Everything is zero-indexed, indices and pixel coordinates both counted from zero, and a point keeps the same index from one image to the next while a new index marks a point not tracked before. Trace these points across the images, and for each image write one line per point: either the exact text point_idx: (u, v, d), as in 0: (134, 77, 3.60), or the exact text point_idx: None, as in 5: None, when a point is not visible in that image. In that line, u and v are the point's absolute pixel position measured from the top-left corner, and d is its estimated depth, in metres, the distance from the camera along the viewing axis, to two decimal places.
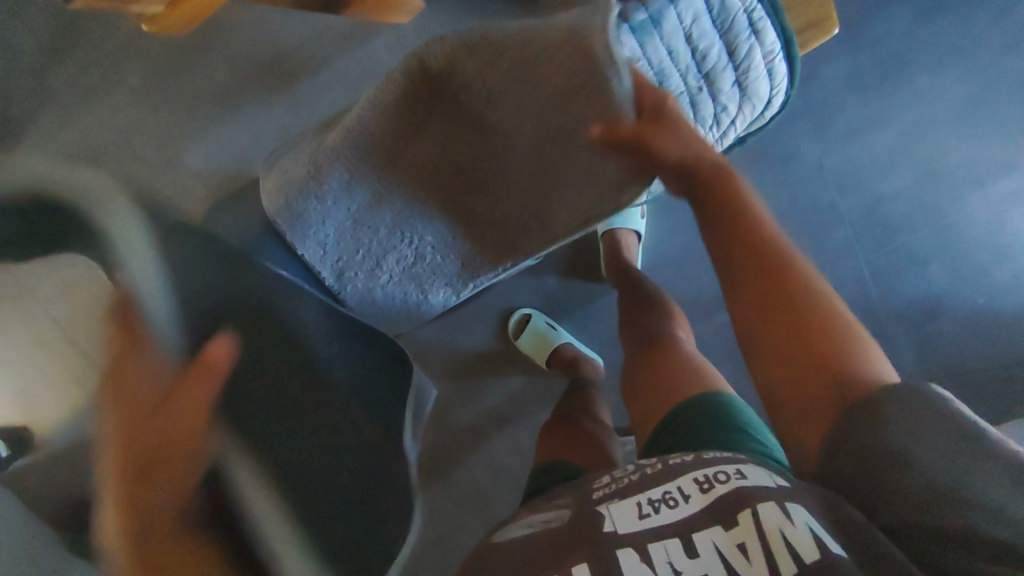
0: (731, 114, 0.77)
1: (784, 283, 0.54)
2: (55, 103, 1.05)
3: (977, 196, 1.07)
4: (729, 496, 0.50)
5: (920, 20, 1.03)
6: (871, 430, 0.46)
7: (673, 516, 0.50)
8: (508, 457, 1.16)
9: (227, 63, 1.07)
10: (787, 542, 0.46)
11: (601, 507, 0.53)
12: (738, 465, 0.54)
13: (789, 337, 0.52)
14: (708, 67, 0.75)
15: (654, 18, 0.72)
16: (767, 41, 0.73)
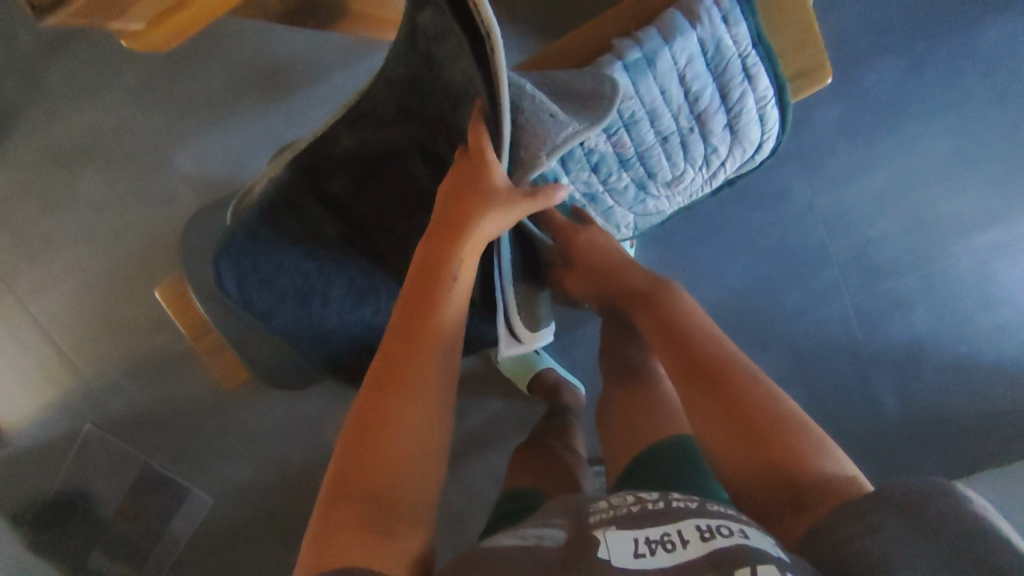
0: (720, 156, 0.72)
1: (729, 390, 0.57)
2: (51, 97, 1.07)
3: (963, 245, 1.08)
4: (728, 551, 0.49)
5: (915, 69, 1.04)
6: (851, 526, 0.46)
7: (669, 557, 0.49)
8: (483, 480, 1.15)
9: (223, 68, 1.06)
10: None
11: (598, 532, 0.53)
12: (743, 526, 0.53)
13: (739, 443, 0.55)
14: (700, 109, 0.68)
15: (648, 58, 0.64)
16: (760, 87, 0.67)
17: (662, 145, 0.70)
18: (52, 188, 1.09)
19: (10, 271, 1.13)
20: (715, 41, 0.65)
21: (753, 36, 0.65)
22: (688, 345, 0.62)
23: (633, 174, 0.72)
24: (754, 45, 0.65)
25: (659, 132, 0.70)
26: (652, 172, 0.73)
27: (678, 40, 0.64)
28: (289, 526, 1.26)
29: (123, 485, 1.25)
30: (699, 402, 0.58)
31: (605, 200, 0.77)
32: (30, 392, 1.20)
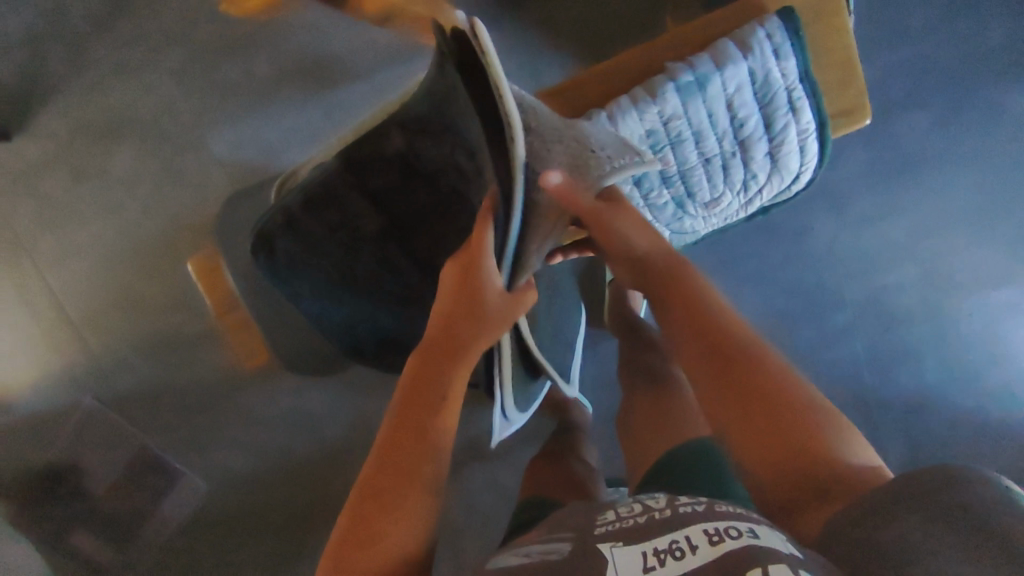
0: (759, 181, 0.75)
1: (756, 385, 0.59)
2: (96, 71, 1.09)
3: (974, 300, 1.10)
4: (739, 552, 0.52)
5: (942, 125, 1.08)
6: (879, 530, 0.49)
7: (680, 565, 0.53)
8: (483, 491, 1.15)
9: (271, 57, 1.09)
10: None
11: (605, 549, 0.57)
12: (752, 523, 0.56)
13: (764, 436, 0.57)
14: (744, 135, 0.71)
15: (699, 82, 0.67)
16: (803, 120, 0.69)
17: (704, 166, 0.73)
18: (86, 160, 1.10)
19: (31, 238, 1.14)
20: (765, 74, 0.66)
21: (801, 71, 0.66)
22: (710, 334, 0.63)
23: (674, 192, 0.75)
24: (801, 80, 0.67)
25: (703, 153, 0.72)
26: (691, 192, 0.76)
27: (728, 68, 0.66)
28: (280, 522, 1.25)
29: (119, 464, 1.25)
30: (723, 395, 0.60)
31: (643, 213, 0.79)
32: (35, 362, 1.20)
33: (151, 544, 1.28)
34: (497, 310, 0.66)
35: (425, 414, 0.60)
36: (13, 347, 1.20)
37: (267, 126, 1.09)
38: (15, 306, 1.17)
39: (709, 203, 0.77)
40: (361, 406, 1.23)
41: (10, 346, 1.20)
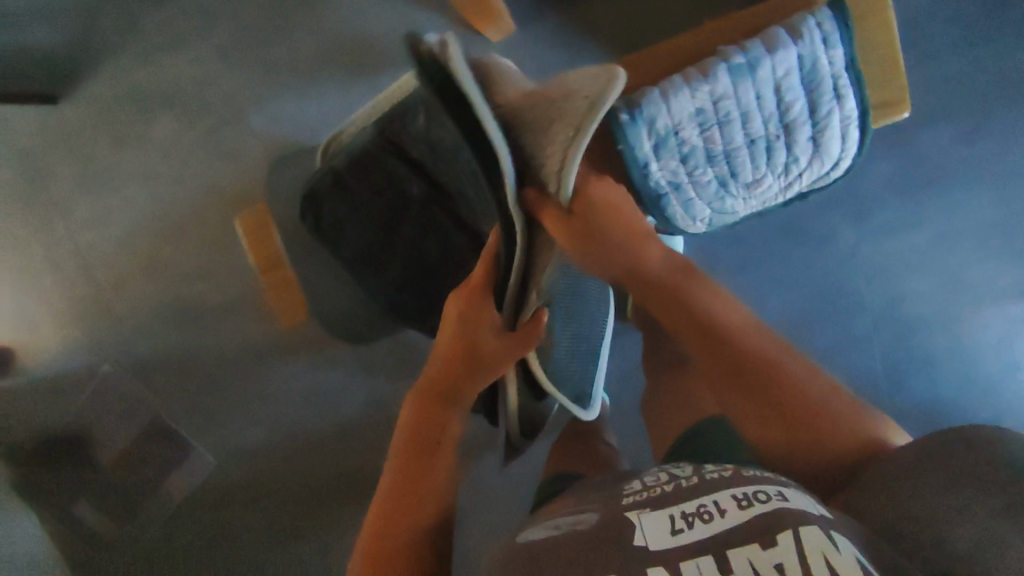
0: (798, 168, 0.69)
1: (784, 395, 0.64)
2: (144, 42, 1.11)
3: (992, 312, 1.13)
4: (765, 516, 0.56)
5: (965, 140, 1.12)
6: (904, 499, 0.57)
7: (709, 528, 0.57)
8: (494, 483, 1.14)
9: (319, 39, 1.12)
10: (823, 562, 0.52)
11: (634, 515, 0.62)
12: (778, 487, 0.60)
13: (797, 435, 0.64)
14: (789, 121, 0.66)
15: (749, 63, 0.63)
16: (845, 108, 0.65)
17: (749, 148, 0.68)
18: (125, 128, 1.12)
19: (65, 200, 1.15)
20: (813, 59, 0.63)
21: (848, 58, 0.63)
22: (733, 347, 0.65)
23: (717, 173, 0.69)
24: (846, 67, 0.64)
25: (748, 134, 0.67)
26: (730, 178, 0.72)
27: (780, 51, 0.63)
28: (288, 499, 1.26)
29: (132, 432, 1.26)
30: (754, 412, 0.64)
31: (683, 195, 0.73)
32: (55, 325, 1.20)
33: (156, 519, 1.27)
34: (493, 351, 0.70)
35: (423, 455, 0.71)
36: (34, 311, 1.20)
37: (310, 104, 1.12)
38: (40, 267, 1.18)
39: (751, 185, 0.70)
40: (377, 392, 1.24)
41: (30, 308, 1.20)
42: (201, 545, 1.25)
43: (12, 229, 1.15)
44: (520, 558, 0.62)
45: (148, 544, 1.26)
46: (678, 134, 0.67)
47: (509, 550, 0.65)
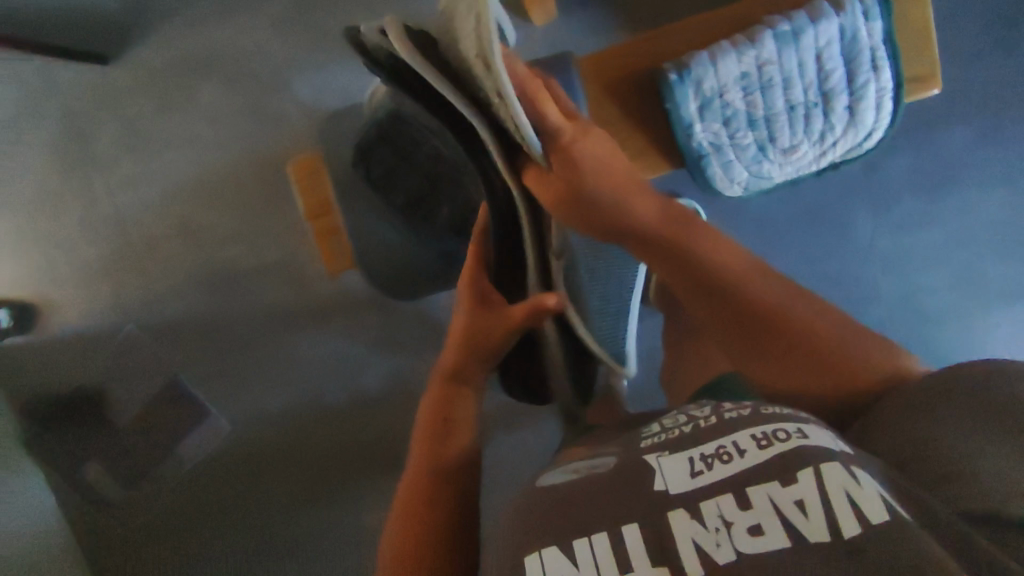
0: (835, 133, 0.82)
1: (795, 332, 0.65)
2: (191, 8, 1.13)
3: (1007, 312, 1.14)
4: (787, 454, 0.49)
5: (992, 138, 1.12)
6: (929, 441, 0.53)
7: (725, 470, 0.51)
8: (513, 452, 1.18)
9: (367, 8, 1.14)
10: (852, 501, 0.45)
11: (651, 459, 0.55)
12: (799, 425, 0.53)
13: (809, 370, 0.64)
14: (828, 87, 0.79)
15: (794, 32, 0.76)
16: (882, 78, 0.77)
17: (788, 113, 0.81)
18: (170, 92, 1.14)
19: (105, 157, 1.17)
20: (853, 30, 0.75)
21: (885, 31, 0.75)
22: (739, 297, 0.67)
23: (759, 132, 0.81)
24: (884, 40, 0.75)
25: (788, 100, 0.80)
26: (773, 137, 0.82)
27: (822, 23, 0.76)
28: (304, 464, 1.28)
29: (148, 394, 1.26)
30: (769, 350, 0.66)
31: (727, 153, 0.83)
32: (88, 285, 1.23)
33: (174, 481, 1.29)
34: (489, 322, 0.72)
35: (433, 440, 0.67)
36: (69, 269, 1.22)
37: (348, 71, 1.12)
38: (76, 225, 1.20)
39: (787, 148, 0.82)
40: (401, 364, 1.26)
41: (63, 263, 1.22)
42: (215, 505, 1.28)
43: (53, 184, 1.19)
44: (538, 507, 0.56)
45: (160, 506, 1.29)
46: (724, 96, 0.79)
47: (525, 501, 0.59)
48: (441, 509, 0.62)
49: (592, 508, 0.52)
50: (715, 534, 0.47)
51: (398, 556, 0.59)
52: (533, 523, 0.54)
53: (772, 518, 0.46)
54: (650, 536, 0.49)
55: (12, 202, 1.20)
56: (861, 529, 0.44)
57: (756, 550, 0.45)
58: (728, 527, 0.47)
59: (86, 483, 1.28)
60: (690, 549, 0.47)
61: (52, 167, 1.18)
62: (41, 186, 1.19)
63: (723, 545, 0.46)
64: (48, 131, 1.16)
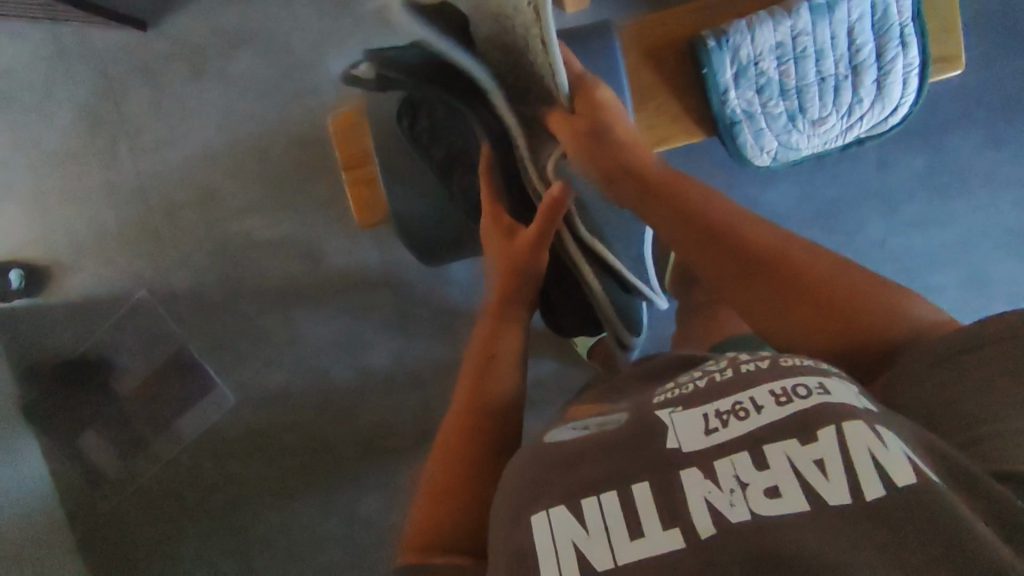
0: (862, 107, 0.80)
1: (791, 277, 0.58)
2: None
3: None
4: (809, 413, 0.42)
5: None
6: (946, 392, 0.46)
7: (741, 428, 0.44)
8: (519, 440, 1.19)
9: None
10: (876, 463, 0.39)
11: (662, 416, 0.48)
12: (822, 378, 0.46)
13: (814, 323, 0.56)
14: (857, 61, 0.78)
15: (829, 5, 0.75)
16: (909, 55, 0.74)
17: (819, 85, 0.79)
18: (207, 61, 1.17)
19: (134, 122, 1.19)
20: (884, 7, 0.74)
21: (914, 9, 0.72)
22: (720, 247, 0.62)
23: (789, 104, 0.80)
24: (913, 19, 0.72)
25: (820, 72, 0.79)
26: (804, 107, 0.80)
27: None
28: (302, 444, 1.24)
29: (153, 364, 1.26)
30: (764, 301, 0.59)
31: (759, 121, 0.80)
32: (99, 248, 1.22)
33: (167, 454, 1.26)
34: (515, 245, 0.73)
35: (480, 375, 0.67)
36: (82, 228, 1.22)
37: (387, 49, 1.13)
38: (98, 189, 1.21)
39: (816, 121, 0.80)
40: (406, 347, 1.22)
41: (81, 227, 1.22)
42: (213, 482, 1.25)
43: (79, 147, 1.20)
44: (533, 469, 0.49)
45: (151, 483, 1.26)
46: (759, 64, 0.77)
47: (528, 451, 0.53)
48: (482, 446, 0.61)
49: (600, 465, 0.46)
50: (728, 494, 0.41)
51: (438, 497, 0.58)
52: (528, 485, 0.48)
53: (789, 477, 0.41)
54: (659, 495, 0.43)
55: (36, 163, 1.21)
56: (887, 491, 0.38)
57: (772, 514, 0.40)
58: (743, 488, 0.41)
59: (83, 457, 1.27)
60: (701, 511, 0.41)
61: (80, 130, 1.19)
62: (67, 149, 1.20)
63: (737, 505, 0.41)
64: (82, 92, 1.18)
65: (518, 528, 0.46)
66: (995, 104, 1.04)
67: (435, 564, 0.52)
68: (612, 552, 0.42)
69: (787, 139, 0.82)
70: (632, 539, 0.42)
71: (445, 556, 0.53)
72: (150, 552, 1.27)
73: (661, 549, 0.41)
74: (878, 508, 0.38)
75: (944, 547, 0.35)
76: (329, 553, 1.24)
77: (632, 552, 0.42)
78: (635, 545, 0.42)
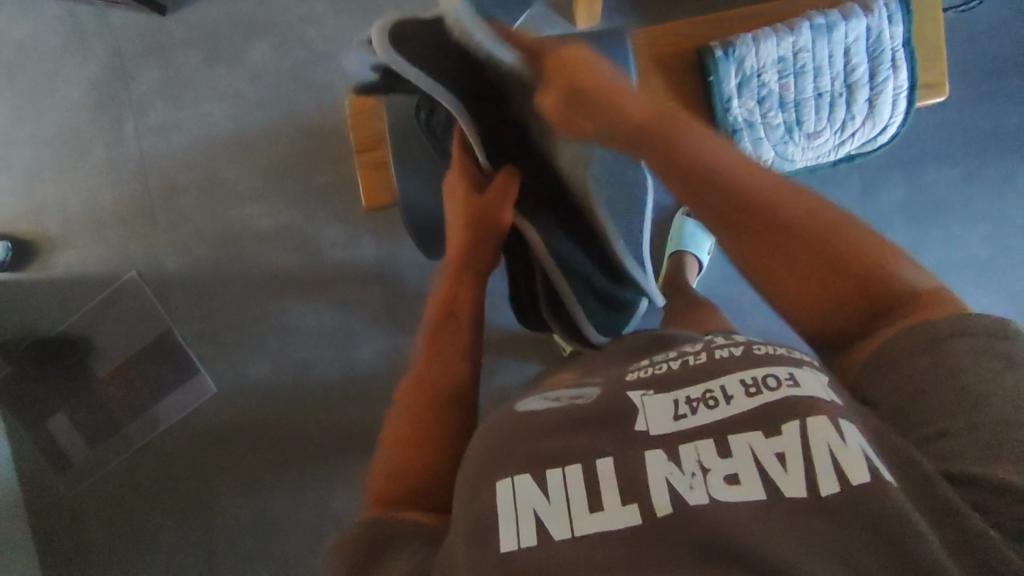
0: (854, 124, 0.86)
1: (783, 229, 0.50)
2: None
3: None
4: (775, 405, 0.39)
5: None
6: (912, 390, 0.41)
7: (709, 418, 0.41)
8: None
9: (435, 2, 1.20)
10: (835, 459, 0.36)
11: (633, 397, 0.45)
12: (792, 368, 0.42)
13: (801, 279, 0.49)
14: (852, 79, 0.84)
15: (828, 25, 0.80)
16: (898, 78, 0.80)
17: (815, 100, 0.85)
18: (221, 46, 1.19)
19: (142, 103, 1.20)
20: (877, 31, 0.79)
21: (906, 37, 0.79)
22: (706, 197, 0.53)
23: (787, 116, 0.85)
24: (903, 47, 0.79)
25: (817, 87, 0.85)
26: (801, 119, 0.85)
27: (852, 20, 0.80)
28: (275, 436, 1.20)
29: (135, 343, 1.24)
30: (748, 249, 0.51)
31: (759, 130, 0.85)
32: (89, 221, 1.22)
33: (137, 437, 1.23)
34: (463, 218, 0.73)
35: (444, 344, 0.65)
36: (75, 200, 1.22)
37: None
38: (99, 167, 1.21)
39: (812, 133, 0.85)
40: (392, 343, 1.19)
41: (77, 203, 1.22)
42: (185, 473, 1.21)
43: (84, 124, 1.21)
44: (499, 441, 0.46)
45: (119, 469, 1.23)
46: (761, 76, 0.83)
47: (494, 423, 0.50)
48: (453, 404, 0.58)
49: (571, 438, 0.44)
50: (689, 478, 0.38)
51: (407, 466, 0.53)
52: (494, 453, 0.45)
53: (750, 468, 0.38)
54: (622, 470, 0.40)
55: (38, 138, 1.22)
56: (841, 489, 0.36)
57: (729, 501, 0.37)
58: (705, 473, 0.39)
59: (50, 438, 1.24)
60: (660, 491, 0.38)
61: (88, 107, 1.21)
62: (73, 126, 1.21)
63: (697, 489, 0.38)
64: (94, 65, 1.20)
65: (482, 491, 0.42)
66: (970, 148, 1.11)
67: (410, 525, 0.48)
68: (570, 522, 0.39)
69: (783, 149, 0.86)
70: (592, 512, 0.39)
71: (407, 511, 0.50)
72: (110, 538, 1.22)
73: (618, 524, 0.38)
74: (833, 507, 0.35)
75: (898, 562, 0.33)
76: (297, 555, 1.19)
77: (589, 524, 0.39)
78: (594, 518, 0.39)
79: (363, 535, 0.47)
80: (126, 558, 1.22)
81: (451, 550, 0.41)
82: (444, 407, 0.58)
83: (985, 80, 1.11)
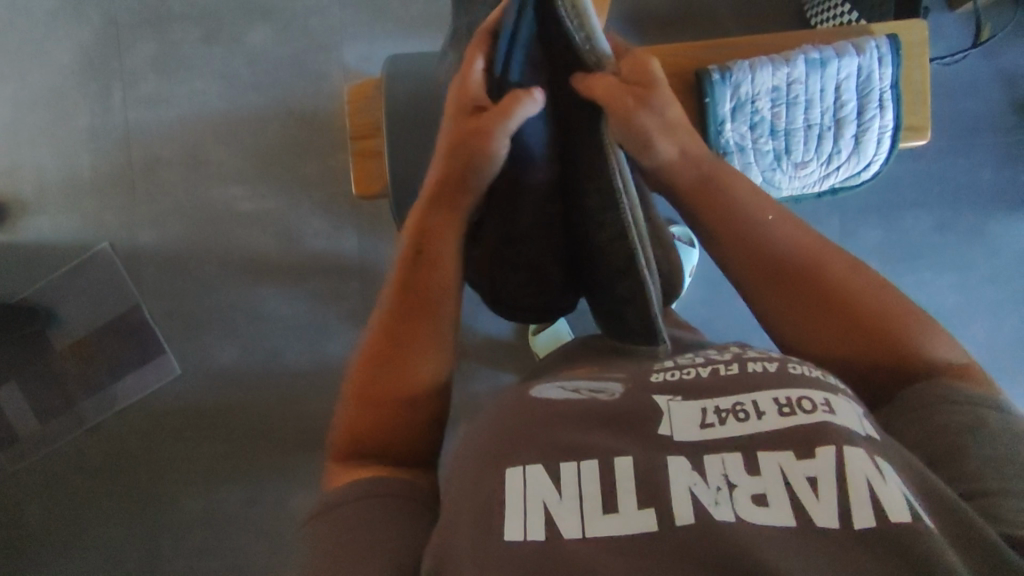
0: (840, 158, 0.91)
1: (816, 269, 0.52)
2: None
3: None
4: (808, 429, 0.37)
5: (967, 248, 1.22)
6: (927, 433, 0.43)
7: (739, 431, 0.38)
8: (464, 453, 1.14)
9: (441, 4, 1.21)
10: (873, 493, 0.34)
11: (658, 400, 0.42)
12: (828, 395, 0.40)
13: (817, 314, 0.51)
14: (843, 114, 0.89)
15: (822, 60, 0.84)
16: (885, 117, 0.86)
17: (805, 130, 0.91)
18: (221, 26, 1.18)
19: (134, 71, 1.19)
20: (866, 71, 0.83)
21: (894, 80, 0.83)
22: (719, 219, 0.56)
23: (776, 143, 0.91)
24: (891, 88, 0.84)
25: (807, 119, 0.90)
26: (789, 148, 0.91)
27: (845, 58, 0.84)
28: (232, 425, 1.17)
29: (97, 318, 1.20)
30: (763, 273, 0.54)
31: (748, 155, 0.90)
32: (63, 188, 1.19)
33: (87, 416, 1.18)
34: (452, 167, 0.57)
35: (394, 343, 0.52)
36: (51, 167, 1.19)
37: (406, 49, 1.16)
38: (81, 135, 1.19)
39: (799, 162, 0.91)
40: None
41: (53, 168, 1.19)
42: (137, 457, 1.17)
43: (71, 89, 1.19)
44: (506, 427, 0.44)
45: (66, 449, 1.18)
46: (755, 102, 0.86)
47: (506, 407, 0.47)
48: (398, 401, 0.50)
49: (587, 433, 0.41)
50: (714, 491, 0.36)
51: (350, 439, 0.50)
52: (501, 441, 0.42)
53: (780, 488, 0.36)
54: (643, 473, 0.37)
55: (19, 97, 1.19)
56: (877, 523, 0.33)
57: (756, 521, 0.35)
58: (731, 488, 0.36)
59: None
60: (683, 503, 0.36)
61: (75, 72, 1.19)
62: (60, 89, 1.19)
63: (722, 504, 0.35)
64: (88, 32, 1.19)
65: (489, 475, 0.40)
66: (944, 196, 1.16)
67: (384, 483, 0.46)
68: (582, 522, 0.37)
69: (771, 175, 0.91)
70: (605, 513, 0.37)
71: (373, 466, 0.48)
72: (45, 520, 1.17)
73: (634, 529, 0.36)
74: (865, 540, 0.33)
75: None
76: (243, 550, 1.15)
77: (603, 526, 0.36)
78: (607, 520, 0.36)
79: (349, 496, 0.45)
80: (59, 542, 1.17)
81: (453, 536, 0.39)
82: (378, 404, 0.50)
83: (961, 134, 1.16)
